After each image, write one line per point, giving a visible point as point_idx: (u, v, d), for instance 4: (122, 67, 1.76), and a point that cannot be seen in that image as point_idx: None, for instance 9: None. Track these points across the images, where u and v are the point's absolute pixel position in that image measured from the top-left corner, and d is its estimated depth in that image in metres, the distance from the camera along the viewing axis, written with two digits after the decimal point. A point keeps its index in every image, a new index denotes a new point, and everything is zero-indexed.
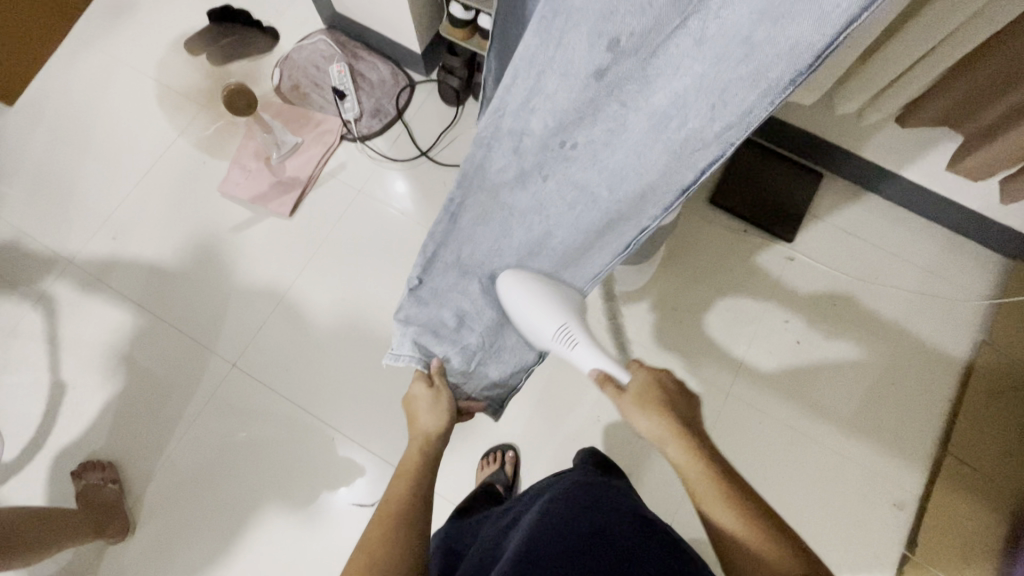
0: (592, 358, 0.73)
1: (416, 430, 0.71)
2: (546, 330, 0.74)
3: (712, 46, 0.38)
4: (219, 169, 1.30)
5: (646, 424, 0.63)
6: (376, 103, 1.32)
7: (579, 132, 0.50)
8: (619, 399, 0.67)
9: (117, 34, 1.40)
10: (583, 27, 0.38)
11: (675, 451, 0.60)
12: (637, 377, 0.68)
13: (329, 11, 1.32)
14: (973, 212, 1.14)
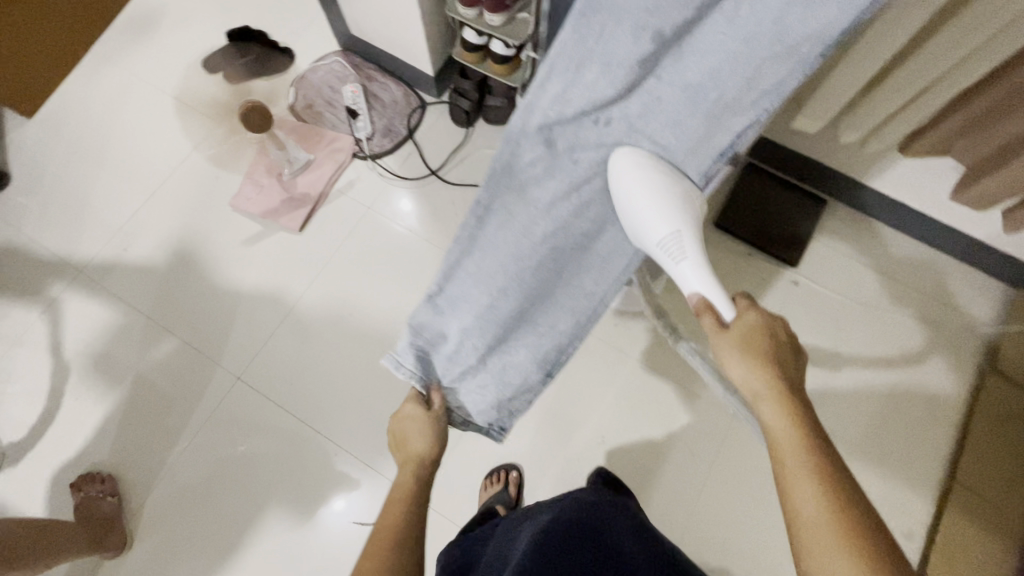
0: (697, 280, 0.59)
1: (406, 454, 0.71)
2: (657, 227, 0.57)
3: (745, 26, 0.42)
4: (232, 183, 1.32)
5: (741, 372, 0.54)
6: (388, 122, 1.35)
7: (614, 116, 0.52)
8: (716, 337, 0.57)
9: (138, 52, 1.44)
10: (628, 21, 0.43)
11: (768, 413, 0.52)
12: (747, 317, 0.56)
13: (344, 34, 1.36)
14: (976, 241, 1.16)
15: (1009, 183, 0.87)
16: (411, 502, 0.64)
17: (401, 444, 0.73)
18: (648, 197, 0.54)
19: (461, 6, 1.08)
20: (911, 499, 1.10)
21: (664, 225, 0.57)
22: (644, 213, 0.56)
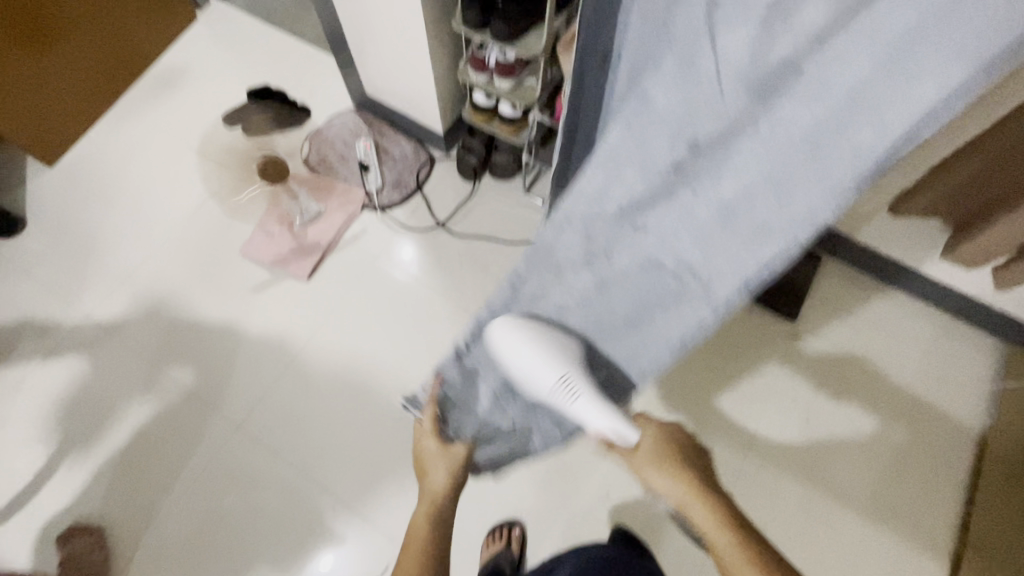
0: (591, 413, 0.66)
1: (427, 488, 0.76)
2: (539, 381, 0.66)
3: (780, 146, 0.48)
4: (243, 232, 1.35)
5: (669, 484, 0.63)
6: (398, 176, 1.40)
7: (649, 220, 0.60)
8: (631, 459, 0.66)
9: (161, 108, 1.51)
10: (664, 130, 0.54)
11: (699, 513, 0.61)
12: (648, 431, 0.66)
13: (359, 94, 1.43)
14: (969, 297, 1.19)
15: (996, 242, 0.91)
16: (435, 541, 0.69)
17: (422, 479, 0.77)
18: (523, 358, 0.67)
19: (473, 71, 1.15)
20: (922, 561, 1.09)
21: (547, 378, 0.66)
22: (524, 370, 0.67)
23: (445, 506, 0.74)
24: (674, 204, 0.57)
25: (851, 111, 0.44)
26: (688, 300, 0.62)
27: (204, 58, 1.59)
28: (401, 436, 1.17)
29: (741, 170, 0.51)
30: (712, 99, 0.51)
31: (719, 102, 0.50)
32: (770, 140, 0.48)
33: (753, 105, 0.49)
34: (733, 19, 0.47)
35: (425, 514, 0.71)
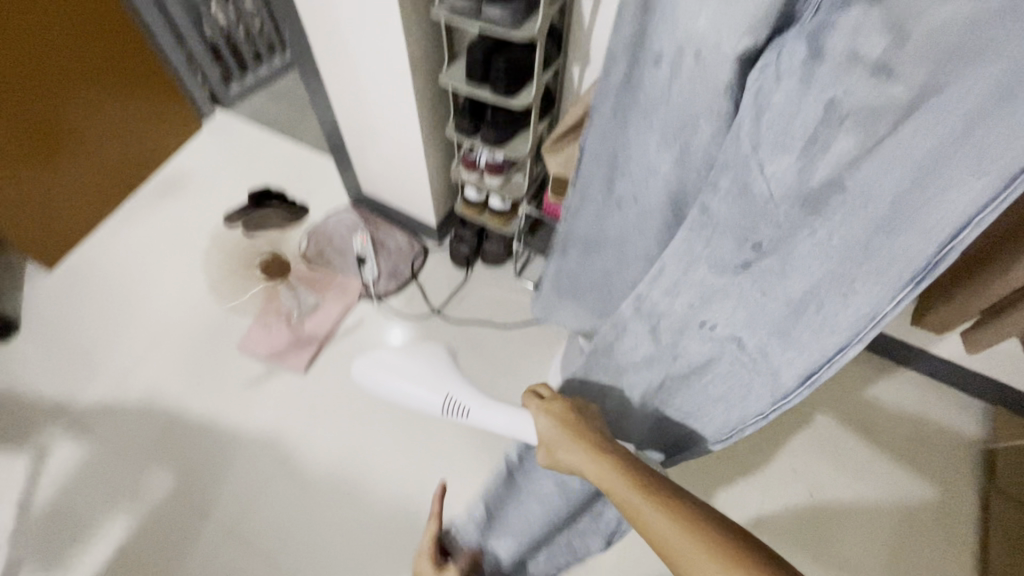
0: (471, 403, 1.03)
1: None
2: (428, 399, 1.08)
3: (838, 249, 0.56)
4: (240, 327, 1.37)
5: (569, 456, 0.77)
6: (393, 266, 1.45)
7: (714, 316, 0.71)
8: (544, 447, 0.82)
9: (163, 211, 1.58)
10: (726, 233, 0.63)
11: (592, 467, 0.73)
12: (543, 421, 0.83)
13: (356, 191, 1.52)
14: (946, 360, 1.24)
15: (958, 311, 0.97)
16: None
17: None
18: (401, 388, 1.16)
19: (465, 170, 1.25)
20: None
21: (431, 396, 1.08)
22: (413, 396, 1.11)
23: None
24: (745, 299, 0.67)
25: (895, 221, 0.52)
26: (761, 379, 0.73)
27: (207, 163, 1.69)
28: (402, 533, 1.14)
29: (805, 274, 0.60)
30: (771, 214, 0.57)
31: (774, 211, 0.57)
32: (828, 242, 0.56)
33: (807, 214, 0.56)
34: (775, 154, 0.54)
35: None
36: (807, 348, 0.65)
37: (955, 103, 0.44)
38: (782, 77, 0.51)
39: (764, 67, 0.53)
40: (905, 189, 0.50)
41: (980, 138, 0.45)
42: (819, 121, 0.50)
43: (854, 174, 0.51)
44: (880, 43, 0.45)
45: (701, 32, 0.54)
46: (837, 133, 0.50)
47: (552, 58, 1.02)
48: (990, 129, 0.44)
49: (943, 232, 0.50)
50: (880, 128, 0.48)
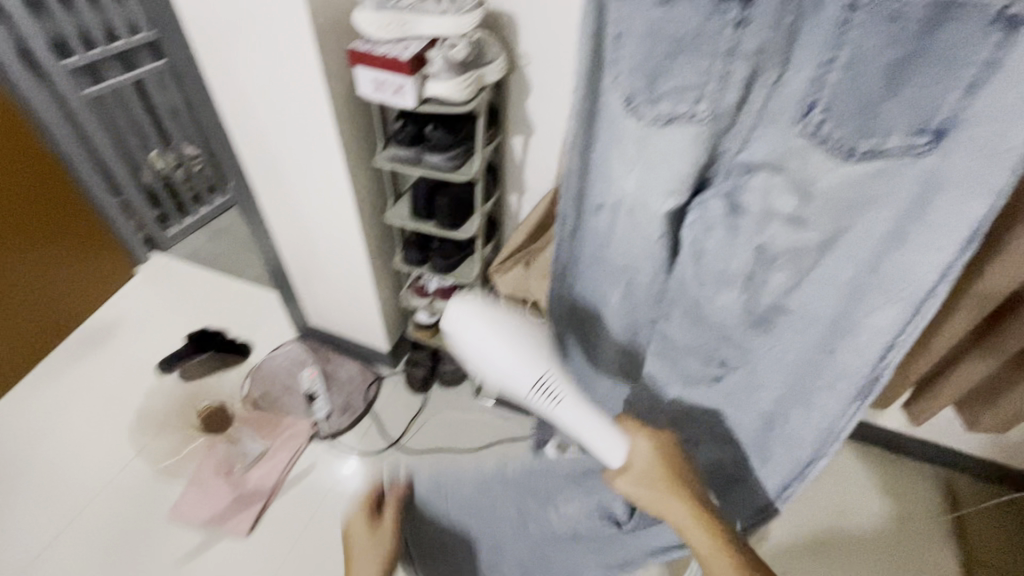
0: (569, 409, 0.73)
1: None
2: (520, 381, 0.71)
3: (794, 365, 0.70)
4: (173, 491, 1.23)
5: (647, 493, 0.72)
6: (346, 398, 1.38)
7: (698, 423, 0.85)
8: (632, 476, 0.74)
9: (87, 365, 1.46)
10: (690, 356, 0.78)
11: (677, 512, 0.70)
12: (640, 445, 0.74)
13: (303, 324, 1.48)
14: (894, 431, 1.29)
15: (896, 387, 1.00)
16: None
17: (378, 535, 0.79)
18: (486, 344, 0.71)
19: (415, 297, 1.26)
20: None
21: (532, 376, 0.71)
22: (500, 360, 0.70)
23: None
24: (734, 401, 0.79)
25: (833, 341, 0.65)
26: (760, 474, 0.83)
27: (139, 310, 1.60)
28: None
29: (770, 388, 0.74)
30: (732, 336, 0.72)
31: (733, 333, 0.72)
32: (784, 359, 0.70)
33: (760, 332, 0.70)
34: (721, 287, 0.68)
35: None
36: (782, 455, 0.79)
37: (863, 242, 0.57)
38: (708, 228, 0.65)
39: (692, 221, 0.66)
40: (836, 313, 0.63)
41: (886, 269, 0.57)
42: (753, 263, 0.64)
43: (793, 297, 0.65)
44: (790, 202, 0.59)
45: (631, 194, 0.66)
46: (772, 269, 0.64)
47: (491, 190, 1.12)
48: (890, 266, 0.57)
49: (881, 343, 0.62)
50: (806, 261, 0.62)
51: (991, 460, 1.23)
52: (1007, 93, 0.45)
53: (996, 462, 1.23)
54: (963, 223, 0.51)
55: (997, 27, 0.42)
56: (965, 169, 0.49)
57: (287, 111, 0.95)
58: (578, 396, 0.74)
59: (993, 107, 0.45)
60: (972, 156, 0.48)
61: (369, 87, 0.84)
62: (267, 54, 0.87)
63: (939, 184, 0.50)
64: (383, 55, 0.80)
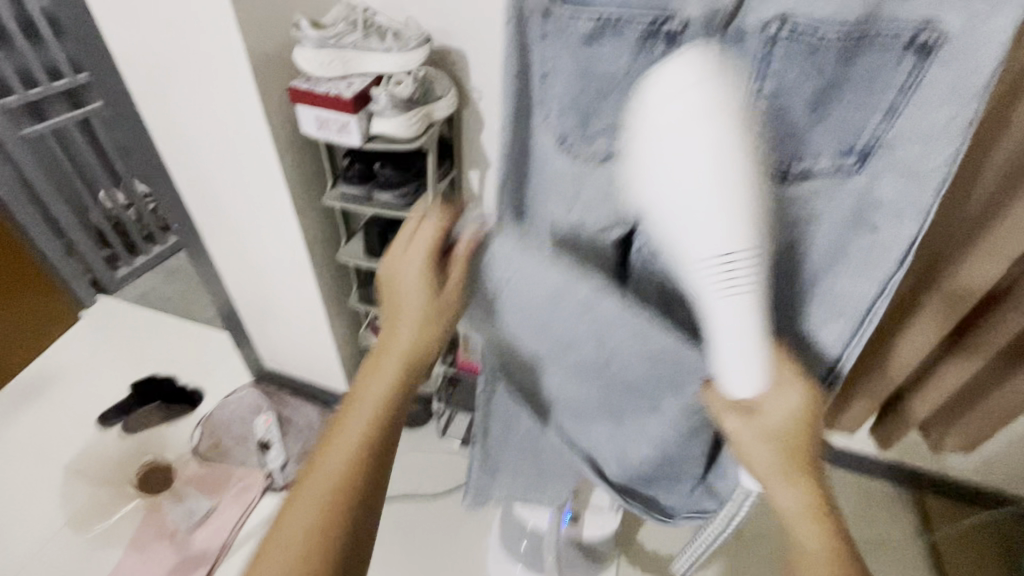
0: (733, 315, 0.43)
1: (417, 307, 0.52)
2: (703, 241, 0.40)
3: None
4: (111, 558, 1.14)
5: (764, 459, 0.49)
6: (303, 446, 1.30)
7: None
8: (756, 423, 0.49)
9: (22, 421, 1.37)
10: None
11: (788, 497, 0.49)
12: (788, 397, 0.49)
13: (257, 366, 1.41)
14: (862, 454, 1.28)
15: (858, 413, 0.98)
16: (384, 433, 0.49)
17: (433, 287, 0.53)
18: (682, 161, 0.38)
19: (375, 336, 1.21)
20: None
21: (720, 247, 0.40)
22: (678, 197, 0.39)
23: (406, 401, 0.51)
24: None
25: None
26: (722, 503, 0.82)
27: (80, 357, 1.51)
28: None
29: None
30: None
31: None
32: None
33: None
34: None
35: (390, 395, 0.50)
36: None
37: (812, 269, 0.55)
38: None
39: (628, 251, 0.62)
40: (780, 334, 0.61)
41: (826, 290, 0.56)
42: None
43: None
44: None
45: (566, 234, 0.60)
46: None
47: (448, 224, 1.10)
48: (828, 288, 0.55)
49: (824, 364, 0.60)
50: None
51: (962, 478, 1.23)
52: (926, 117, 0.45)
53: (968, 481, 1.22)
54: (896, 240, 0.51)
55: (911, 54, 0.43)
56: (895, 190, 0.49)
57: (227, 150, 0.91)
58: (756, 311, 0.44)
59: (919, 131, 0.46)
60: (897, 178, 0.48)
61: (313, 124, 0.81)
62: (204, 94, 0.84)
63: (875, 206, 0.50)
64: (326, 93, 0.77)
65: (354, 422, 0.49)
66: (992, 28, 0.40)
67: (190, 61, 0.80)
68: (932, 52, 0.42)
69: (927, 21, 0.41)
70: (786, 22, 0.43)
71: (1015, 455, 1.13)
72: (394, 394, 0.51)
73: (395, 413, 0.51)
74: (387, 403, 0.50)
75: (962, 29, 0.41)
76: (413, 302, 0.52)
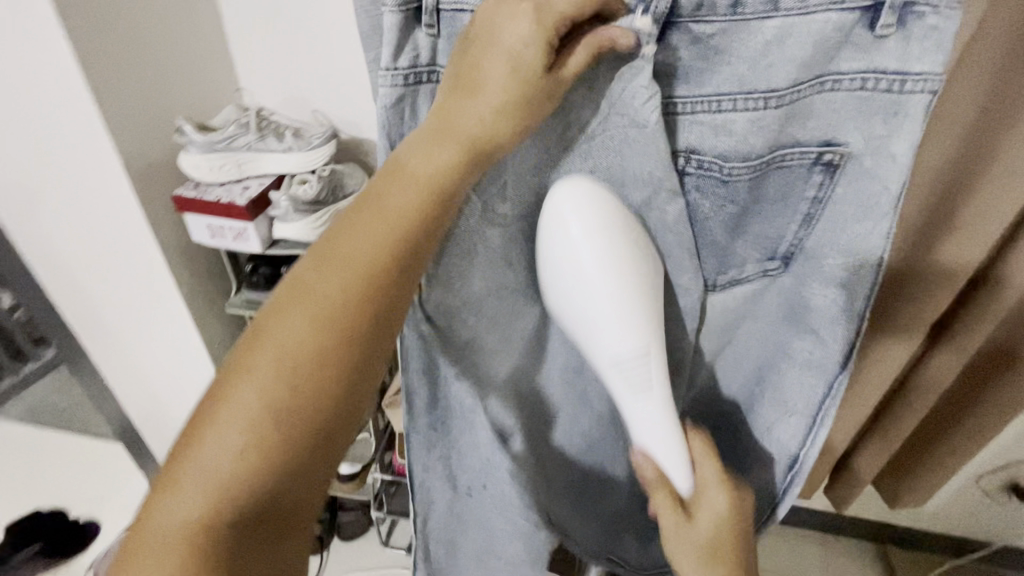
0: (654, 422, 0.43)
1: (458, 140, 0.35)
2: (607, 338, 0.40)
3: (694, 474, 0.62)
4: None
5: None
6: None
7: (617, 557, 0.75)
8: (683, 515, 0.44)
9: None
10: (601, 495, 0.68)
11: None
12: (717, 505, 0.44)
13: None
14: (820, 510, 1.25)
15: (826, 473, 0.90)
16: (355, 352, 0.34)
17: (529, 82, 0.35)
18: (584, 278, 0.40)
19: None
20: None
21: (620, 351, 0.40)
22: (582, 294, 0.39)
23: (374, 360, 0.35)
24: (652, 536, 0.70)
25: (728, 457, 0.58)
26: None
27: None
28: None
29: None
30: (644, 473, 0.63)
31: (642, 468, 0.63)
32: None
33: None
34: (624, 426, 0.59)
35: (368, 262, 0.34)
36: None
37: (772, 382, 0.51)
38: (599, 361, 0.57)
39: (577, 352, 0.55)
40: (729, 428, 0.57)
41: (772, 388, 0.51)
42: None
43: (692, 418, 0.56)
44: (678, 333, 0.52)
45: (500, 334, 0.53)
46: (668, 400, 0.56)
47: None
48: (773, 390, 0.51)
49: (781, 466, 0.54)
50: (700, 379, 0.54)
51: (920, 529, 1.20)
52: (847, 231, 0.42)
53: (927, 532, 1.20)
54: (835, 343, 0.46)
55: (817, 171, 0.41)
56: (830, 300, 0.44)
57: (109, 256, 0.79)
58: (672, 421, 0.43)
59: (845, 245, 0.42)
60: (827, 286, 0.44)
61: (205, 233, 0.73)
62: (79, 204, 0.74)
63: (807, 311, 0.46)
64: (216, 201, 0.70)
65: (256, 383, 0.32)
66: (895, 150, 0.38)
67: (57, 169, 0.70)
68: (838, 170, 0.40)
69: (829, 141, 0.40)
70: (692, 156, 0.41)
71: (963, 505, 1.12)
72: (339, 324, 0.33)
73: (355, 359, 0.34)
74: (328, 343, 0.33)
75: (867, 148, 0.39)
76: (411, 184, 0.35)
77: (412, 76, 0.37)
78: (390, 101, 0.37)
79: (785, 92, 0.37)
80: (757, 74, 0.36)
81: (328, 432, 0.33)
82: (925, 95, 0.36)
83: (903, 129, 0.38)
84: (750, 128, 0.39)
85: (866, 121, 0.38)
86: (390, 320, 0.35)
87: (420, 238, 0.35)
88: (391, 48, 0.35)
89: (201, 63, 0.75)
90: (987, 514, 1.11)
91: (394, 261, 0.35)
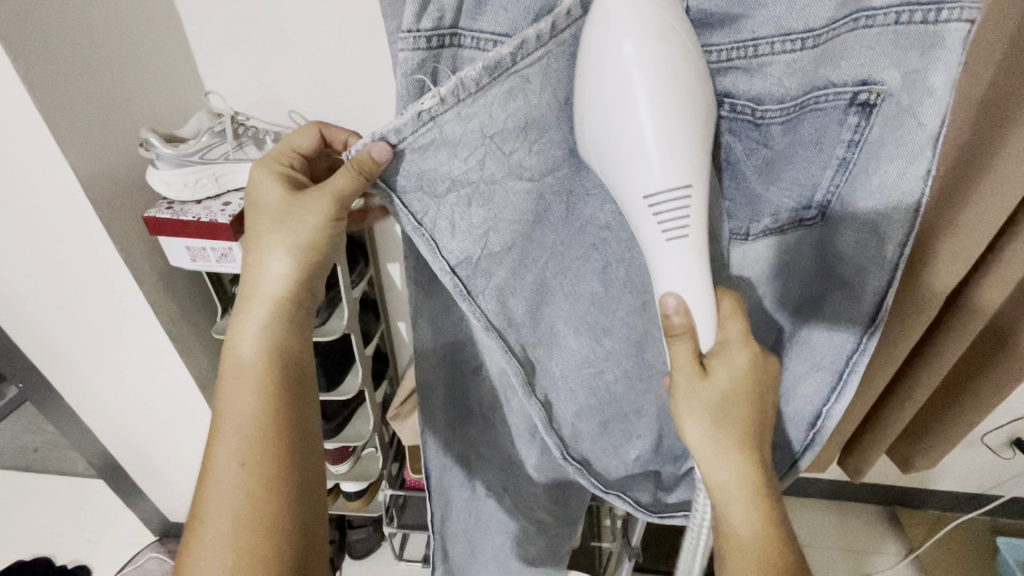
0: (683, 267, 0.34)
1: (263, 299, 0.45)
2: (643, 174, 0.32)
3: None
4: None
5: (700, 436, 0.37)
6: None
7: None
8: (699, 367, 0.36)
9: None
10: None
11: (722, 473, 0.37)
12: (736, 361, 0.37)
13: (157, 520, 1.12)
14: (834, 480, 1.23)
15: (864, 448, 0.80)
16: (268, 483, 0.43)
17: (294, 209, 0.43)
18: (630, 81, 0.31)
19: None
20: None
21: (655, 186, 0.32)
22: (620, 109, 0.32)
23: (286, 475, 0.44)
24: None
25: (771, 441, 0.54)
26: None
27: None
28: None
29: None
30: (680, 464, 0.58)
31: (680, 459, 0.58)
32: None
33: None
34: None
35: (242, 418, 0.44)
36: None
37: (795, 360, 0.45)
38: None
39: None
40: None
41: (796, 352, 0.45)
42: None
43: None
44: None
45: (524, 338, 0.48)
46: None
47: (371, 327, 0.96)
48: (800, 354, 0.45)
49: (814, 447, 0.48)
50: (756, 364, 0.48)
51: (931, 487, 1.19)
52: (878, 172, 0.35)
53: (938, 491, 1.19)
54: (868, 300, 0.40)
55: (851, 114, 0.35)
56: (860, 245, 0.38)
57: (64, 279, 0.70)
58: (704, 274, 0.35)
59: (876, 192, 0.36)
60: (859, 232, 0.38)
61: (184, 255, 0.67)
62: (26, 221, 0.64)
63: (838, 260, 0.40)
64: (194, 220, 0.64)
65: (221, 530, 0.42)
66: (932, 85, 0.32)
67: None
68: (874, 111, 0.34)
69: (864, 80, 0.33)
70: (725, 101, 0.37)
71: (976, 462, 1.11)
72: (250, 453, 0.43)
73: (276, 458, 0.44)
74: (249, 484, 0.43)
75: (902, 85, 0.33)
76: (237, 359, 0.45)
77: (435, 39, 0.33)
78: (412, 66, 0.33)
79: (822, 30, 0.33)
80: (793, 14, 0.33)
81: (299, 524, 0.44)
82: (964, 25, 0.30)
83: (938, 63, 0.31)
84: (786, 71, 0.35)
85: (901, 54, 0.32)
86: (288, 442, 0.44)
87: (270, 370, 0.45)
88: (415, 6, 0.31)
89: (156, 61, 0.67)
90: (998, 468, 1.11)
91: (259, 405, 0.44)
